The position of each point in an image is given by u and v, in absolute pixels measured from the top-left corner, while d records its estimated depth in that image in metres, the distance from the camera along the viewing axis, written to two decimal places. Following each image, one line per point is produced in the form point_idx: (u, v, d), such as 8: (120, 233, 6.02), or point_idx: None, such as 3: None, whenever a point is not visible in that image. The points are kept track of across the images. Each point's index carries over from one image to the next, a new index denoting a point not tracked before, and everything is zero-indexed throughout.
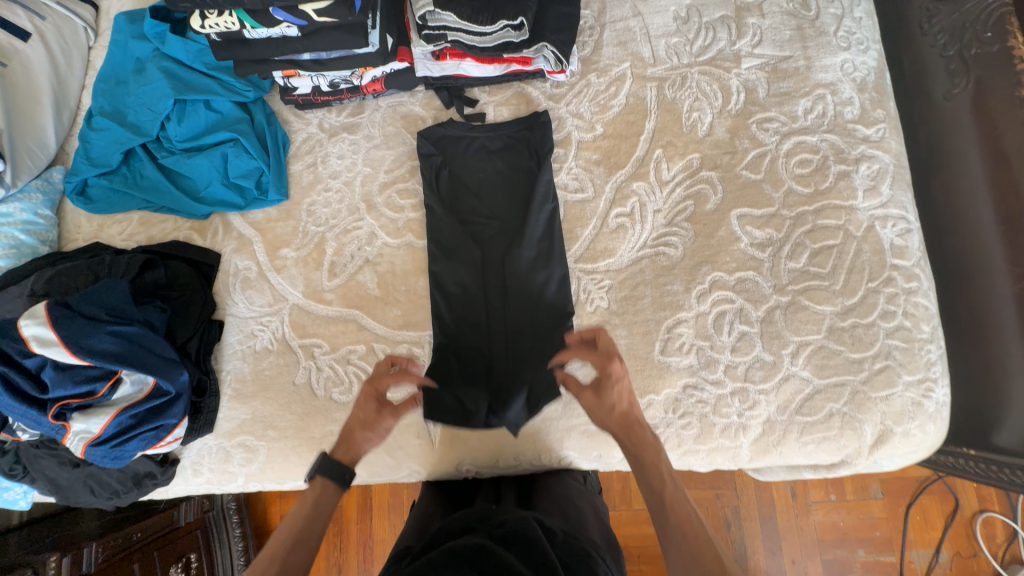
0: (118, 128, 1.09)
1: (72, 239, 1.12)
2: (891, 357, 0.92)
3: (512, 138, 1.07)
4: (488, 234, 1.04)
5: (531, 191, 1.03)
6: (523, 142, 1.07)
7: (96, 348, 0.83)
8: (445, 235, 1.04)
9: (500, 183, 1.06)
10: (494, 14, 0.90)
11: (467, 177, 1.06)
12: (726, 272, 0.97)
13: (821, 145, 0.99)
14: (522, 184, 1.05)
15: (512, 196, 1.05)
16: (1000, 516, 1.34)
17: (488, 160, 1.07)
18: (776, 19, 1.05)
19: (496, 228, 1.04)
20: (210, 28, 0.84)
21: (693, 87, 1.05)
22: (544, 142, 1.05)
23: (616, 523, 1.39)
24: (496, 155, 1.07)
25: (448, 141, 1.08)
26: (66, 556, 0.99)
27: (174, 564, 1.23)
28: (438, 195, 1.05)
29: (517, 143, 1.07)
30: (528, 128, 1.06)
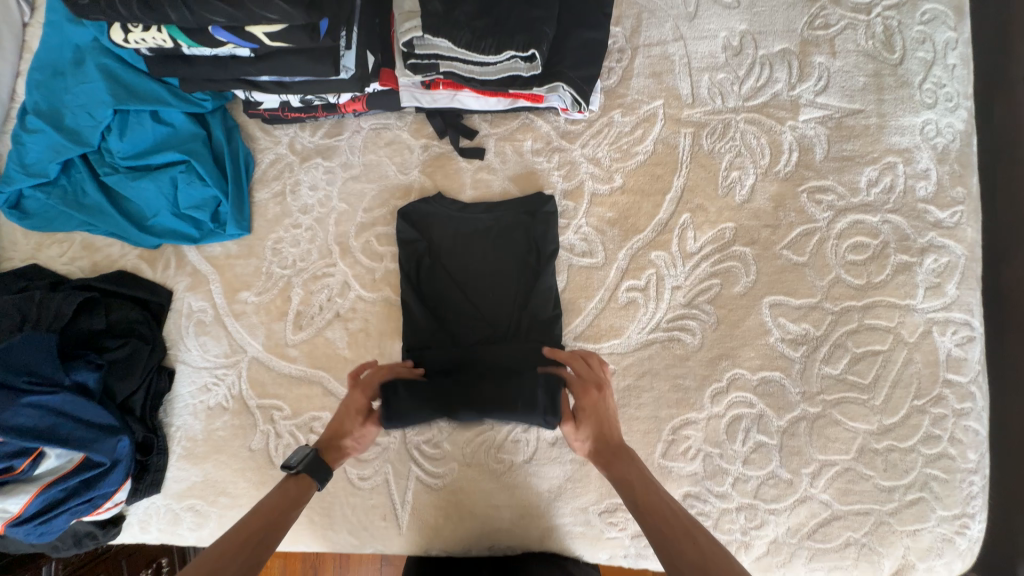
0: (52, 133, 0.93)
1: (7, 257, 0.99)
2: (926, 488, 0.80)
3: (511, 223, 0.89)
4: (473, 338, 0.86)
5: (525, 285, 0.87)
6: (524, 227, 0.88)
7: (11, 422, 0.73)
8: (423, 340, 0.86)
9: (491, 276, 0.87)
10: (500, 42, 0.71)
11: (452, 263, 0.89)
12: (749, 370, 0.83)
13: (882, 227, 0.83)
14: (518, 274, 0.87)
15: (506, 288, 0.87)
16: None
17: (482, 246, 0.88)
18: (849, 60, 0.85)
19: (484, 326, 0.86)
20: (137, 43, 0.66)
21: (736, 139, 0.87)
22: (549, 238, 0.88)
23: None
24: (493, 240, 0.89)
25: (432, 222, 0.90)
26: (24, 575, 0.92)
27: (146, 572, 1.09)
28: (418, 287, 0.88)
29: (518, 228, 0.88)
30: (529, 213, 0.88)
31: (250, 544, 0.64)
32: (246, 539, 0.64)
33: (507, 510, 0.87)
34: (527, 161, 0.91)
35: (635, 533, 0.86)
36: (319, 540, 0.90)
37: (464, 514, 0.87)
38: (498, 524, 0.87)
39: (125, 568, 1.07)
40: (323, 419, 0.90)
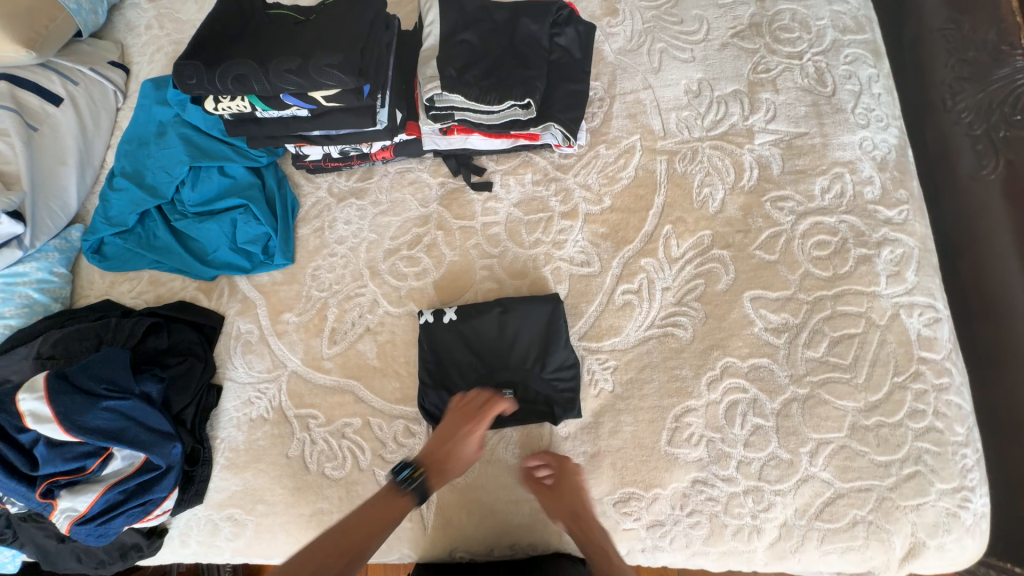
0: (135, 190, 1.12)
1: (85, 295, 1.14)
2: (921, 462, 0.84)
3: (527, 316, 0.96)
4: (492, 347, 0.96)
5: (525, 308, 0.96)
6: (534, 328, 0.96)
7: (90, 424, 0.83)
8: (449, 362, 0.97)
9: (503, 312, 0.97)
10: (502, 95, 0.91)
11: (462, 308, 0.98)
12: (739, 358, 0.92)
13: (840, 226, 0.95)
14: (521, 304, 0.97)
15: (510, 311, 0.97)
16: None
17: (494, 367, 0.96)
18: (790, 95, 1.03)
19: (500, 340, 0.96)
20: (223, 109, 0.85)
21: (704, 162, 1.02)
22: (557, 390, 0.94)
23: None
24: (506, 346, 0.96)
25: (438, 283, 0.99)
26: None
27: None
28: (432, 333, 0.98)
29: (525, 325, 0.96)
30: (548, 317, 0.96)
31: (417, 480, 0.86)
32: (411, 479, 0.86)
33: (525, 505, 0.92)
34: (529, 190, 1.07)
35: (650, 524, 0.89)
36: None
37: (485, 511, 0.93)
38: (517, 519, 0.92)
39: None
40: (354, 425, 0.99)
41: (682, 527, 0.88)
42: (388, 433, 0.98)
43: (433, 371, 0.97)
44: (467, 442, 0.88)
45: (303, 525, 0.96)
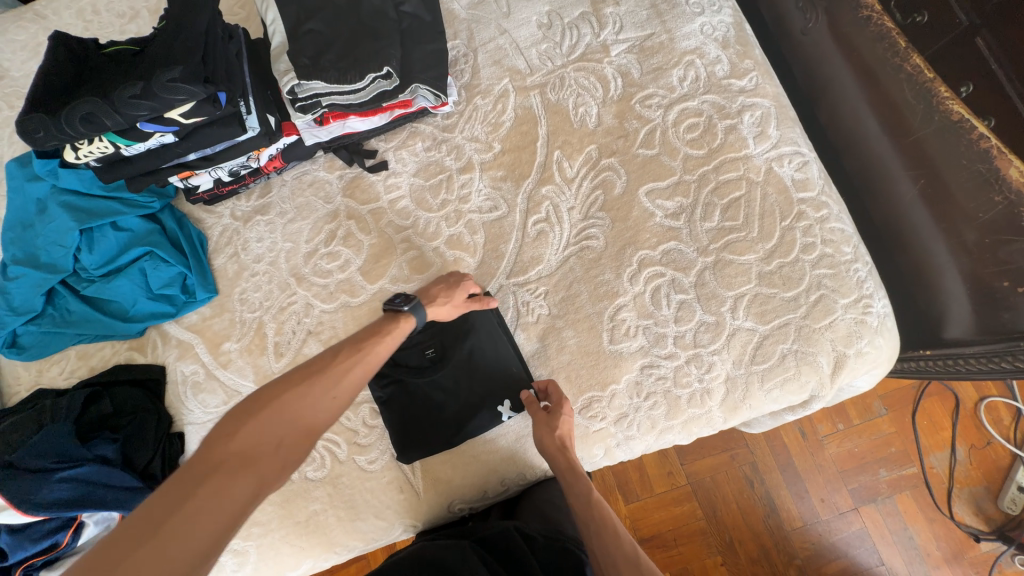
0: (33, 272, 1.07)
1: (16, 391, 1.11)
2: (822, 287, 0.94)
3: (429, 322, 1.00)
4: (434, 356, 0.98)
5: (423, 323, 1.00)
6: (390, 379, 0.97)
7: (48, 499, 0.83)
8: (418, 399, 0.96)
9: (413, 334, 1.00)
10: (360, 70, 0.94)
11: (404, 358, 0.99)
12: (651, 248, 0.99)
13: (703, 107, 1.03)
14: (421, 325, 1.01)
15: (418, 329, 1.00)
16: (1000, 399, 1.46)
17: (457, 392, 0.96)
18: (630, 4, 1.10)
19: (433, 350, 0.98)
20: (86, 155, 0.86)
21: (573, 85, 1.09)
22: (524, 337, 1.00)
23: (645, 513, 1.48)
24: (417, 386, 0.96)
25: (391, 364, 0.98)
26: None
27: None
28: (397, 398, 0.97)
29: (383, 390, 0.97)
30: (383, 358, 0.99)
31: (330, 381, 0.74)
32: (337, 361, 0.76)
33: (502, 442, 0.97)
34: (423, 158, 1.11)
35: (616, 419, 0.95)
36: (352, 535, 0.98)
37: (468, 460, 0.97)
38: (498, 457, 0.97)
39: None
40: None
41: (643, 411, 0.95)
42: (357, 420, 1.00)
43: (467, 431, 0.95)
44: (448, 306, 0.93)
45: (303, 531, 0.98)
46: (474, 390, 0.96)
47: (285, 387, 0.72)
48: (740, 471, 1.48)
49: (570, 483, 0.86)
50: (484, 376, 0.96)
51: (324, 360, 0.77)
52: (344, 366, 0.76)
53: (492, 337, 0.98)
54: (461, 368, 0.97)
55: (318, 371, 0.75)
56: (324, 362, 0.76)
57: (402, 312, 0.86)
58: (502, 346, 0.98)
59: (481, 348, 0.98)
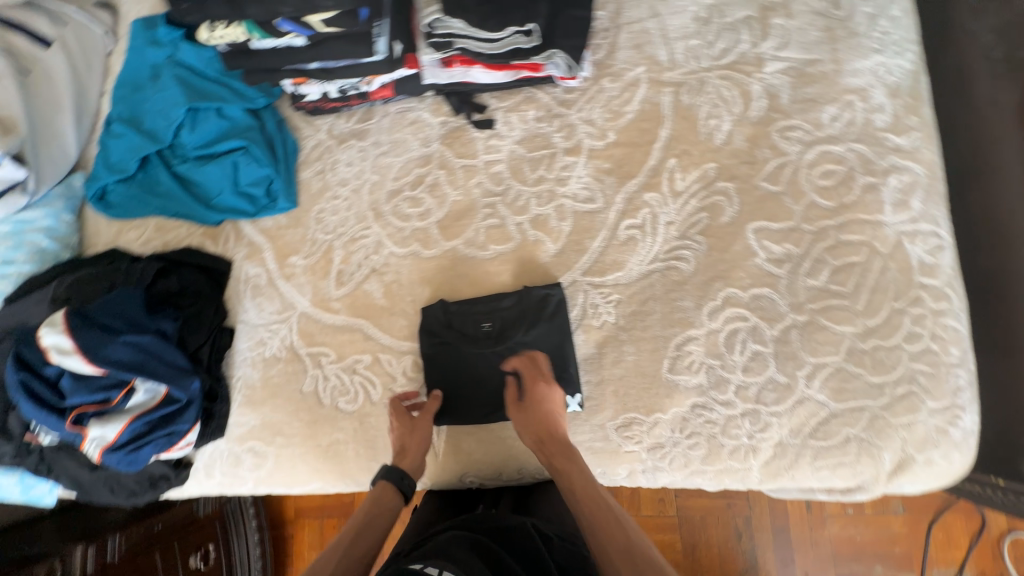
0: (134, 135, 1.10)
1: (93, 244, 1.16)
2: (914, 382, 0.87)
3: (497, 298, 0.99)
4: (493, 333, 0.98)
5: (491, 297, 0.99)
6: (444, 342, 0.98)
7: (111, 357, 0.86)
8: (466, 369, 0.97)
9: (478, 305, 0.99)
10: (503, 20, 0.89)
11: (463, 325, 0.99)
12: (741, 288, 0.93)
13: (847, 155, 0.94)
14: (488, 297, 1.00)
15: (483, 301, 0.99)
16: None
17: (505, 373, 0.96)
18: (803, 20, 1.00)
19: (494, 326, 0.98)
20: (217, 40, 0.87)
21: (712, 92, 1.00)
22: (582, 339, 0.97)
23: None
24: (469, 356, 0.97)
25: (450, 327, 0.98)
26: (91, 545, 1.05)
27: (193, 554, 1.30)
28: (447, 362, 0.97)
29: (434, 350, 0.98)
30: (442, 319, 0.99)
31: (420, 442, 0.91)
32: (414, 428, 0.92)
33: None
34: (532, 127, 1.06)
35: (651, 447, 0.93)
36: (365, 473, 1.00)
37: (494, 439, 0.97)
38: (524, 445, 0.96)
39: (179, 547, 1.26)
40: (365, 361, 1.02)
41: (681, 448, 0.92)
42: (398, 368, 1.01)
43: (504, 415, 0.95)
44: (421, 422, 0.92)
45: (321, 455, 1.01)
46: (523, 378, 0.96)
47: (363, 502, 0.85)
48: (732, 521, 1.45)
49: (563, 465, 0.85)
50: (536, 367, 0.95)
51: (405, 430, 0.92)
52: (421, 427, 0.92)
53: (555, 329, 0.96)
54: (516, 352, 0.96)
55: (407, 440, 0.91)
56: (402, 443, 0.91)
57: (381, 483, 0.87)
58: (561, 341, 0.96)
59: (541, 338, 0.96)
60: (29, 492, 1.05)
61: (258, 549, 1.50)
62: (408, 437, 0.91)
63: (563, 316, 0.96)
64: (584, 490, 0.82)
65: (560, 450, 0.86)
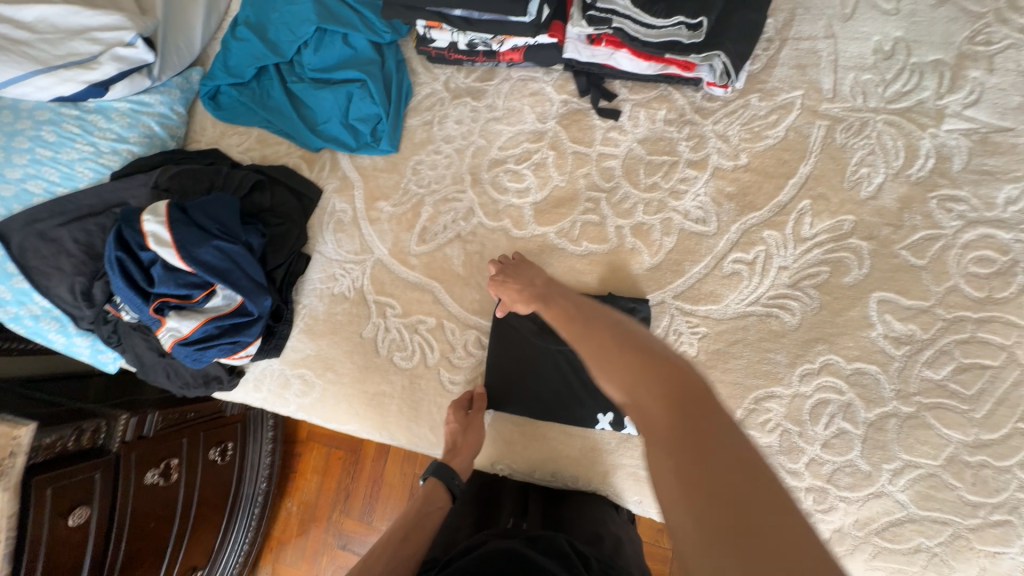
0: (258, 43, 1.10)
1: (197, 140, 1.17)
2: (1016, 513, 0.77)
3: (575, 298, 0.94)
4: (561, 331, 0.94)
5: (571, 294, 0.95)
6: (512, 326, 0.96)
7: (201, 258, 0.87)
8: (524, 358, 0.95)
9: None
10: (671, 8, 0.81)
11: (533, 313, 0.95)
12: (844, 358, 0.85)
13: (1013, 246, 0.82)
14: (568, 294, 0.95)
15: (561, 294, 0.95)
16: None
17: (566, 373, 0.93)
18: (1007, 79, 0.86)
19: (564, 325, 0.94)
20: None
21: (872, 137, 0.89)
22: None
23: None
24: (535, 346, 0.95)
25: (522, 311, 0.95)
26: (133, 416, 1.06)
27: (213, 447, 1.23)
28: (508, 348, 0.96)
29: (501, 332, 0.96)
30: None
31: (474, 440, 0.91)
32: (468, 426, 0.91)
33: (578, 440, 0.93)
34: (658, 128, 0.98)
35: None
36: (402, 431, 1.00)
37: (538, 436, 0.94)
38: (567, 451, 0.93)
39: (202, 440, 1.21)
40: (428, 324, 1.01)
41: None
42: (459, 339, 0.99)
43: (556, 413, 0.92)
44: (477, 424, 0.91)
45: (364, 401, 1.01)
46: (577, 385, 0.92)
47: (414, 499, 0.87)
48: None
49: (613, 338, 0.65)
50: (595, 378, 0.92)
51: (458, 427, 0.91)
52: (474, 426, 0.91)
53: None
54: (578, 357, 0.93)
55: (462, 436, 0.90)
56: (456, 438, 0.91)
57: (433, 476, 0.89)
58: None
59: None
60: (96, 357, 1.10)
61: (269, 460, 1.43)
62: (459, 435, 0.90)
63: None
64: (653, 400, 0.54)
65: (607, 346, 0.64)
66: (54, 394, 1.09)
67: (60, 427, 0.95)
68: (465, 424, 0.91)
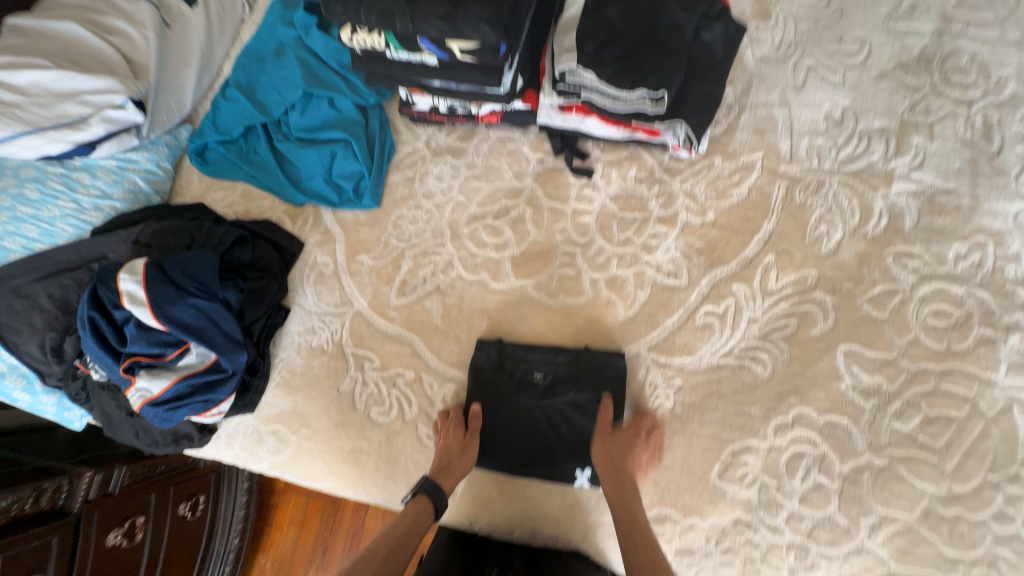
0: (246, 103, 1.14)
1: (181, 194, 1.20)
2: (994, 568, 0.77)
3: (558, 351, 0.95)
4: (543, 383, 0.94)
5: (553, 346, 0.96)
6: (492, 381, 0.95)
7: (175, 316, 0.87)
8: (503, 413, 0.94)
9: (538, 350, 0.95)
10: (635, 81, 0.86)
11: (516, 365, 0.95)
12: (816, 410, 0.86)
13: (967, 300, 0.86)
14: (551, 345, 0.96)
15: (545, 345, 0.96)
16: None
17: (546, 430, 0.92)
18: (946, 145, 0.93)
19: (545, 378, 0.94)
20: (357, 42, 0.84)
21: (829, 197, 0.95)
22: (630, 417, 0.92)
23: None
24: (515, 402, 0.94)
25: (504, 363, 0.95)
26: (98, 471, 1.01)
27: (183, 503, 1.16)
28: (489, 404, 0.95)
29: (479, 387, 0.95)
30: (494, 360, 0.95)
31: (463, 460, 0.89)
32: (461, 444, 0.90)
33: (557, 498, 0.91)
34: (629, 186, 1.03)
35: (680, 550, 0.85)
36: (377, 489, 0.97)
37: (517, 492, 0.93)
38: (546, 509, 0.91)
39: (172, 495, 1.13)
40: (406, 377, 1.00)
41: (712, 562, 0.84)
42: (438, 393, 0.99)
43: (536, 470, 0.91)
44: (469, 445, 0.90)
45: (340, 458, 0.99)
46: (556, 441, 0.91)
47: (398, 517, 0.85)
48: None
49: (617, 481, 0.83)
50: (574, 434, 0.91)
51: (450, 447, 0.90)
52: (466, 446, 0.90)
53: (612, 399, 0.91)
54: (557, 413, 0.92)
55: (452, 457, 0.89)
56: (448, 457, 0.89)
57: (421, 494, 0.87)
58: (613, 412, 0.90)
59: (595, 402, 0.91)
60: (62, 415, 1.07)
61: (243, 513, 1.33)
62: (451, 453, 0.89)
63: (621, 389, 0.92)
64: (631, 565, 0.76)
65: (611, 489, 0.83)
66: (15, 450, 1.05)
67: (19, 487, 0.92)
68: (456, 446, 0.90)
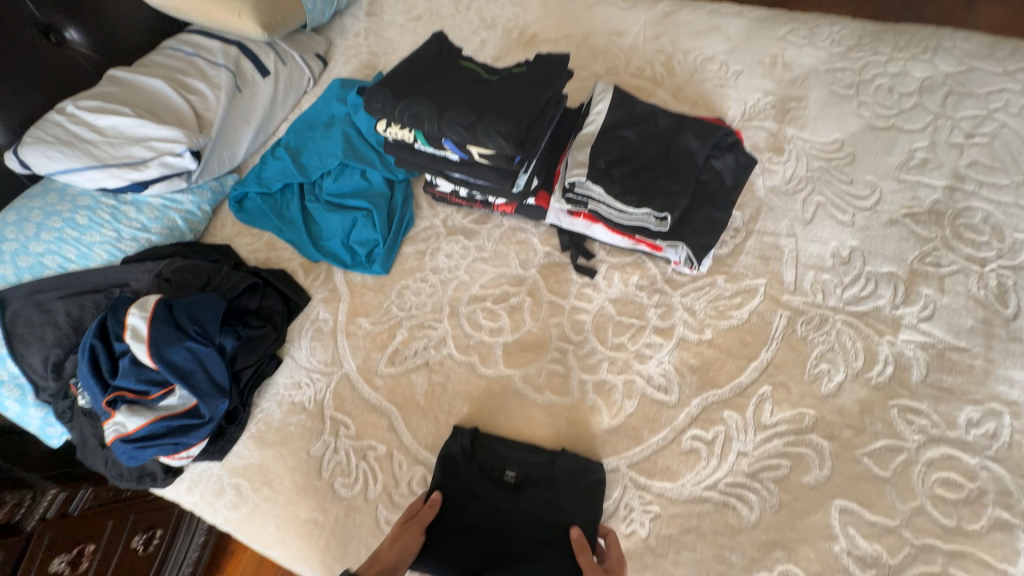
0: (289, 164, 1.25)
1: (213, 234, 1.28)
2: None
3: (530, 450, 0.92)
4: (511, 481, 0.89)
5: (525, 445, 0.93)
6: (459, 471, 0.90)
7: (169, 357, 0.90)
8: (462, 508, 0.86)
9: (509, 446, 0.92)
10: (641, 200, 0.91)
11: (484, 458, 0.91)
12: (805, 571, 0.78)
13: (979, 472, 0.79)
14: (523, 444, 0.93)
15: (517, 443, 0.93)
16: None
17: (507, 532, 0.83)
18: (957, 301, 0.91)
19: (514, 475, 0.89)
20: (390, 134, 0.93)
21: (832, 335, 0.92)
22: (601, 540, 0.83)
23: None
24: (479, 496, 0.87)
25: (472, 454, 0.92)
26: (62, 491, 1.01)
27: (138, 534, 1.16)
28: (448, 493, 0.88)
29: (444, 473, 0.90)
30: (466, 448, 0.92)
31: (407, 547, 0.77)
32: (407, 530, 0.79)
33: None
34: (629, 291, 1.04)
35: None
36: (323, 570, 0.91)
37: None
38: None
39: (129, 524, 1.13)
40: (377, 451, 0.98)
41: None
42: (405, 474, 0.95)
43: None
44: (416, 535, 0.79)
45: (293, 527, 0.95)
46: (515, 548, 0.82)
47: None
48: None
49: None
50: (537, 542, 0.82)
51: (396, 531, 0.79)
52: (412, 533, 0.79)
53: (581, 508, 0.85)
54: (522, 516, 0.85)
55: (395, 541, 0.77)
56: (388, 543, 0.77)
57: None
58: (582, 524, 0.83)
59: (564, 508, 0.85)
60: (43, 430, 1.08)
61: (195, 557, 1.28)
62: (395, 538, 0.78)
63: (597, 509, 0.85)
64: None
65: None
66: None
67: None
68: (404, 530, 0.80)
